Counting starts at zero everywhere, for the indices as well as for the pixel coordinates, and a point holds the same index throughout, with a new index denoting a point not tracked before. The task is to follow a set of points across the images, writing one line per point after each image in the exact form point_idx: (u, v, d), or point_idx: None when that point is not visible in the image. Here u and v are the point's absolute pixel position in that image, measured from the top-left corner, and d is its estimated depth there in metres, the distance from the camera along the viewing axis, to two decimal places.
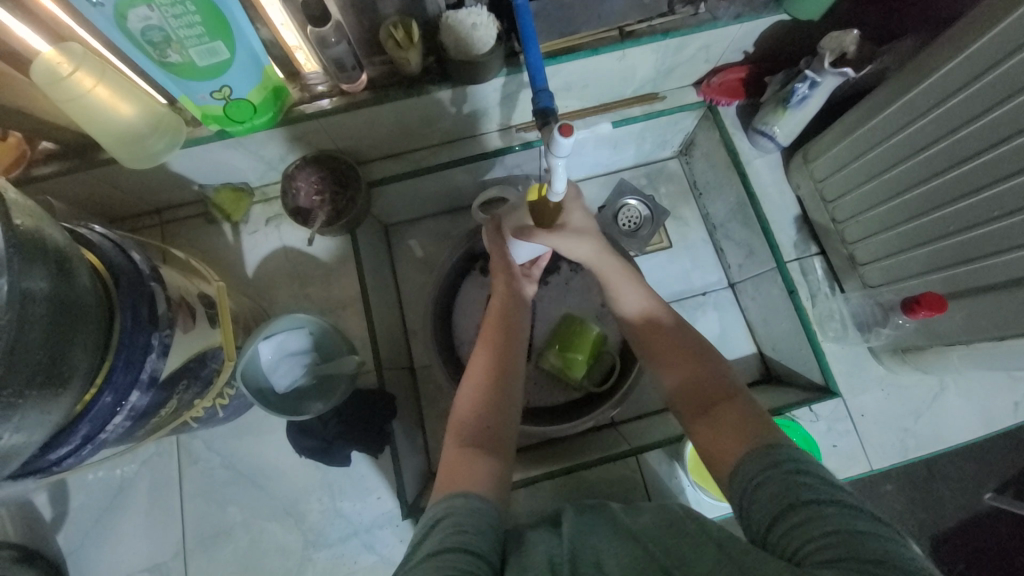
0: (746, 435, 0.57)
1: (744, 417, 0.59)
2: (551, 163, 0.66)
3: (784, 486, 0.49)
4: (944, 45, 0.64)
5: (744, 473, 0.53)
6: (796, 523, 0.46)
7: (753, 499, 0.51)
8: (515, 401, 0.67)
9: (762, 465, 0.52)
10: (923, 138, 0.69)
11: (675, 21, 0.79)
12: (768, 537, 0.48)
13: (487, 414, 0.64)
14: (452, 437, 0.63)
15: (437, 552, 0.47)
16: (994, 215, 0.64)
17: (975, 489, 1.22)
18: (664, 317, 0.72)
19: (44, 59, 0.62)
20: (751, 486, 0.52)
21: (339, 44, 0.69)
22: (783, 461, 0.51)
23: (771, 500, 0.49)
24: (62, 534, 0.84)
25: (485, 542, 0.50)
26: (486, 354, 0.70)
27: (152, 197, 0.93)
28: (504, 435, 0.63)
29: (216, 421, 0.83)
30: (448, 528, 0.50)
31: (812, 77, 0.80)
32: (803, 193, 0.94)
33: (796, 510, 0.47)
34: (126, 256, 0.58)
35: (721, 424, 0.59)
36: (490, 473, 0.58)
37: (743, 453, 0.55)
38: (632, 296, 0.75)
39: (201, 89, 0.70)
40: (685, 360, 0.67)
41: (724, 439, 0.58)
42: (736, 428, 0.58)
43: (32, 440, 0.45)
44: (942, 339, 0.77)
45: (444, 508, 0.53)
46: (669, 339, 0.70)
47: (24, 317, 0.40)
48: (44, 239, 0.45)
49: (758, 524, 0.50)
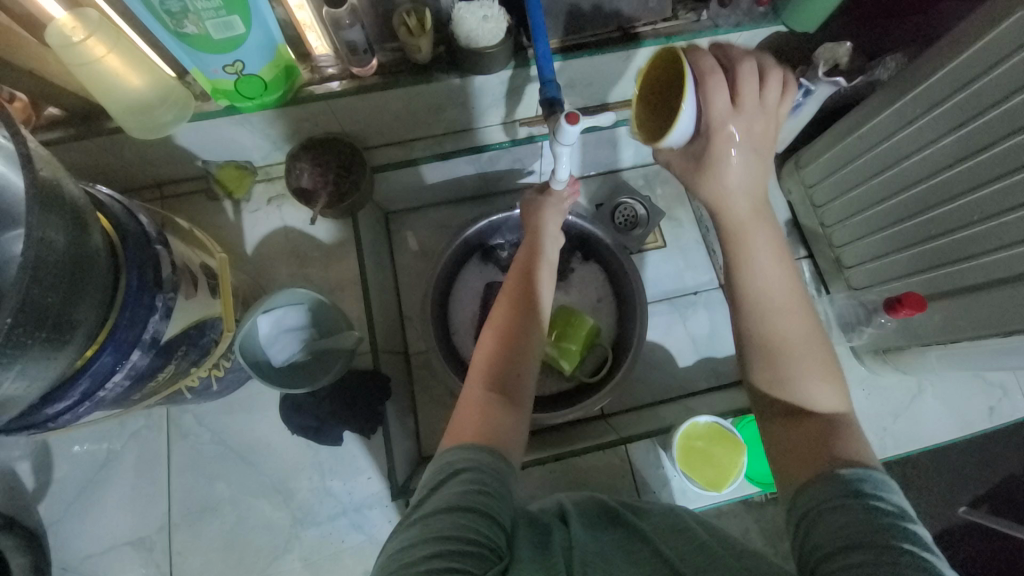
0: (810, 457, 0.55)
1: (832, 426, 0.57)
2: (555, 175, 0.74)
3: (859, 519, 0.47)
4: (931, 59, 0.67)
5: (812, 499, 0.51)
6: (859, 562, 0.44)
7: (814, 523, 0.50)
8: (531, 360, 0.66)
9: (834, 489, 0.51)
10: (909, 146, 0.73)
11: (677, 26, 0.82)
12: (821, 564, 0.47)
13: (513, 362, 0.64)
14: (477, 379, 0.63)
15: (457, 508, 0.49)
16: (974, 219, 0.67)
17: (950, 503, 1.26)
18: (795, 297, 0.61)
19: (59, 24, 0.63)
20: (817, 510, 0.50)
21: (353, 26, 0.71)
22: (861, 493, 0.49)
23: (835, 532, 0.48)
24: (44, 504, 0.83)
25: (502, 509, 0.51)
26: (493, 330, 0.67)
27: (155, 170, 0.93)
28: (527, 384, 0.64)
29: (210, 396, 0.83)
30: (466, 482, 0.52)
31: (807, 85, 0.83)
32: (794, 198, 0.98)
33: (866, 548, 0.45)
34: (134, 218, 0.59)
35: (805, 425, 0.58)
36: (511, 424, 0.60)
37: (810, 476, 0.54)
38: (770, 268, 0.61)
39: (213, 63, 0.70)
40: (798, 349, 0.60)
41: (801, 445, 0.57)
42: (821, 437, 0.56)
43: (34, 390, 0.45)
44: (920, 339, 0.80)
45: (465, 460, 0.54)
46: (792, 330, 0.60)
47: (39, 263, 0.41)
48: (60, 189, 0.45)
49: (814, 549, 0.48)
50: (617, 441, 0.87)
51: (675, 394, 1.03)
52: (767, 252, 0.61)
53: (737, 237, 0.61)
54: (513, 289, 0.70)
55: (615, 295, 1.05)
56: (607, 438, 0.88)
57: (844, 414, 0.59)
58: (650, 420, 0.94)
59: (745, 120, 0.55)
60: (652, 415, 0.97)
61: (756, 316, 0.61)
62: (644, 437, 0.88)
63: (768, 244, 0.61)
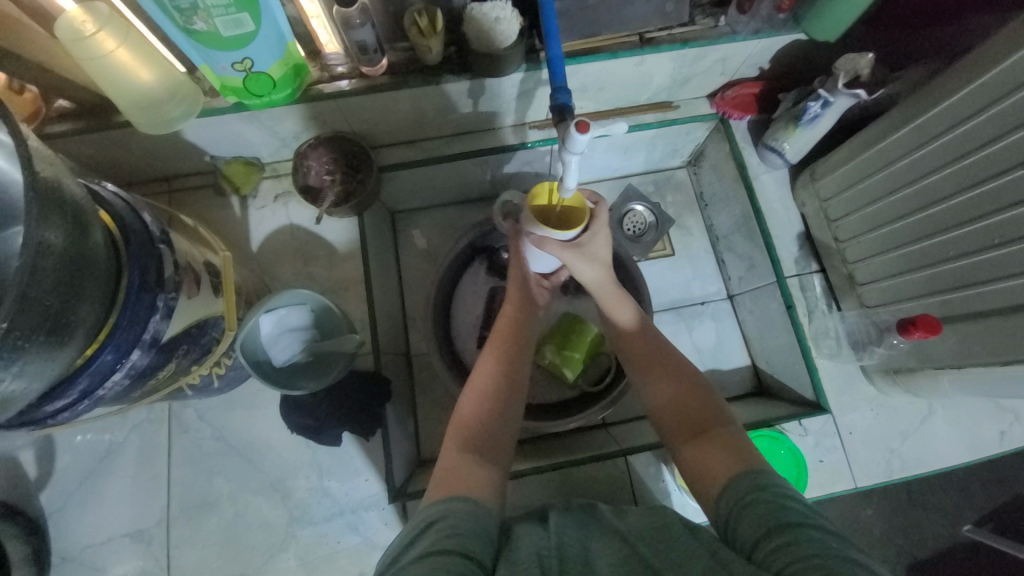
0: (730, 461, 0.57)
1: (723, 428, 0.61)
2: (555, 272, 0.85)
3: (770, 508, 0.50)
4: (956, 74, 0.65)
5: (729, 498, 0.53)
6: (782, 543, 0.46)
7: (740, 515, 0.51)
8: (513, 413, 0.65)
9: (745, 483, 0.53)
10: (929, 164, 0.71)
11: (694, 32, 0.82)
12: (753, 554, 0.48)
13: (491, 421, 0.63)
14: (452, 441, 0.62)
15: (432, 554, 0.47)
16: (994, 242, 0.65)
17: (955, 521, 1.22)
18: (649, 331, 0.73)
19: (69, 17, 0.63)
20: (737, 504, 0.52)
21: (363, 26, 0.70)
22: (770, 485, 0.52)
23: (760, 517, 0.49)
24: (46, 493, 0.84)
25: (483, 550, 0.50)
26: (478, 387, 0.66)
27: (164, 163, 0.93)
28: (504, 440, 0.63)
29: (211, 392, 0.83)
30: (442, 531, 0.50)
31: (826, 96, 0.82)
32: (808, 212, 0.95)
33: (782, 530, 0.47)
34: (138, 216, 0.59)
35: (705, 440, 0.60)
36: (486, 478, 0.58)
37: (730, 477, 0.55)
38: (624, 310, 0.75)
39: (223, 60, 0.70)
40: (654, 366, 0.69)
41: (709, 462, 0.58)
42: (710, 449, 0.59)
43: (34, 389, 0.45)
44: (933, 361, 0.78)
45: (440, 512, 0.52)
46: (652, 344, 0.71)
47: (38, 263, 0.40)
48: (61, 189, 0.45)
49: (743, 543, 0.49)
50: (617, 453, 0.84)
51: None
52: (613, 300, 0.75)
53: (602, 296, 0.76)
54: (498, 340, 0.71)
55: None
56: (608, 448, 0.87)
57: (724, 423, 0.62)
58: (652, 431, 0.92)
59: (588, 248, 0.73)
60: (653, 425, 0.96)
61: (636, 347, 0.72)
62: (643, 449, 0.84)
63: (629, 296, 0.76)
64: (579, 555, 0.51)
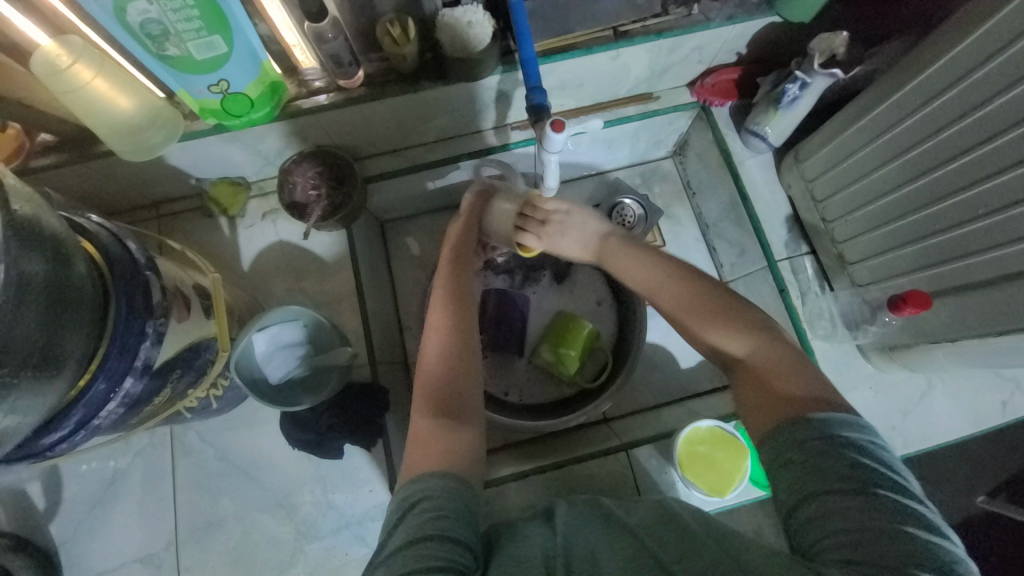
0: (774, 408, 0.58)
1: (760, 369, 0.62)
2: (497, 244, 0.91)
3: (807, 472, 0.51)
4: (931, 48, 0.65)
5: (768, 453, 0.55)
6: (816, 513, 0.49)
7: (775, 478, 0.54)
8: (474, 374, 0.65)
9: (783, 444, 0.54)
10: (908, 139, 0.71)
11: (668, 22, 0.82)
12: (790, 518, 0.51)
13: (456, 379, 0.63)
14: (420, 408, 0.62)
15: (417, 541, 0.48)
16: (978, 213, 0.65)
17: (967, 493, 1.22)
18: (670, 277, 0.72)
19: (44, 51, 0.63)
20: (776, 464, 0.54)
21: (335, 39, 0.70)
22: (810, 442, 0.52)
23: (794, 485, 0.51)
24: (54, 524, 0.84)
25: (466, 529, 0.51)
26: (434, 348, 0.66)
27: (151, 189, 0.94)
28: (470, 398, 0.63)
29: (211, 413, 0.84)
30: (426, 512, 0.51)
31: (803, 78, 0.82)
32: (795, 194, 0.94)
33: (817, 499, 0.49)
34: (122, 245, 0.59)
35: (753, 386, 0.61)
36: (464, 442, 0.59)
37: (770, 426, 0.57)
38: (637, 270, 0.75)
39: (198, 83, 0.70)
40: (700, 313, 0.68)
41: (753, 406, 0.60)
42: (757, 394, 0.60)
43: (27, 423, 0.45)
44: (928, 336, 0.78)
45: (422, 489, 0.53)
46: (677, 290, 0.70)
47: (21, 299, 0.41)
48: (42, 225, 0.45)
49: (782, 505, 0.53)
50: (619, 447, 0.86)
51: (678, 396, 1.01)
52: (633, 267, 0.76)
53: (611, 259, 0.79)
54: (448, 299, 0.69)
55: (614, 295, 1.03)
56: (609, 444, 0.88)
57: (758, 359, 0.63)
58: (653, 424, 0.93)
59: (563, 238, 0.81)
60: (653, 418, 0.96)
61: (656, 294, 0.74)
62: (645, 442, 0.87)
63: (633, 253, 0.76)
64: (583, 553, 0.52)
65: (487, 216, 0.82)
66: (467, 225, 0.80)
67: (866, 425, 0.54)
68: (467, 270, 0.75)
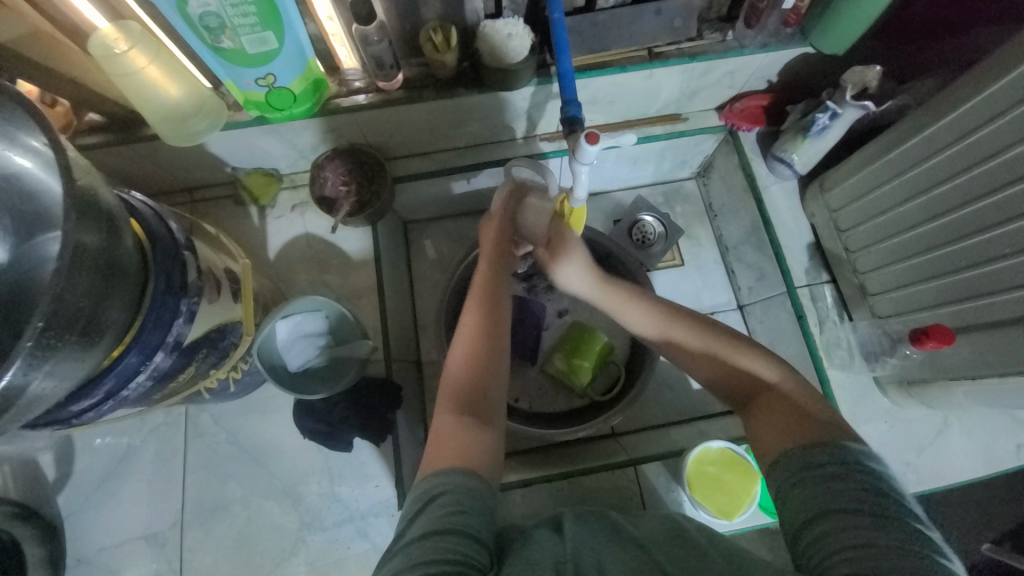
0: (795, 431, 0.58)
1: (778, 393, 0.63)
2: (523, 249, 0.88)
3: (819, 492, 0.51)
4: (964, 86, 0.66)
5: (779, 475, 0.55)
6: (826, 530, 0.48)
7: (787, 499, 0.53)
8: (500, 378, 0.65)
9: (795, 465, 0.55)
10: (938, 175, 0.72)
11: (703, 46, 0.84)
12: (798, 540, 0.50)
13: (483, 382, 0.64)
14: (444, 407, 0.62)
15: (432, 533, 0.49)
16: (1005, 252, 0.65)
17: (975, 539, 1.19)
18: (673, 321, 0.71)
19: (102, 34, 0.66)
20: (786, 485, 0.54)
21: (381, 42, 0.73)
22: (822, 465, 0.53)
23: (805, 502, 0.51)
24: (64, 495, 0.86)
25: (482, 526, 0.51)
26: (463, 349, 0.66)
27: (188, 175, 0.97)
28: (494, 402, 0.64)
29: (227, 397, 0.85)
30: (445, 506, 0.52)
31: (834, 108, 0.83)
32: (818, 222, 0.94)
33: (828, 517, 0.49)
34: (164, 224, 0.61)
35: (773, 409, 0.61)
36: (486, 446, 0.59)
37: (792, 446, 0.56)
38: (635, 316, 0.74)
39: (246, 75, 0.73)
40: (726, 337, 0.68)
41: (770, 428, 0.60)
42: (779, 416, 0.60)
43: (63, 388, 0.47)
44: (948, 373, 0.78)
45: (441, 485, 0.54)
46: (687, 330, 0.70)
47: (74, 266, 0.43)
48: (96, 198, 0.48)
49: (790, 527, 0.52)
50: (628, 461, 0.86)
51: (689, 415, 1.00)
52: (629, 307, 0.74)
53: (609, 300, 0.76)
54: (482, 300, 0.69)
55: None
56: (618, 457, 0.88)
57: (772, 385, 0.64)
58: (662, 441, 0.93)
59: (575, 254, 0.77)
60: (663, 436, 0.96)
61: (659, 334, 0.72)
62: (654, 459, 0.87)
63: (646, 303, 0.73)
64: (591, 562, 0.52)
65: (517, 214, 0.79)
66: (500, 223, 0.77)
67: (881, 460, 0.55)
68: (505, 271, 0.74)
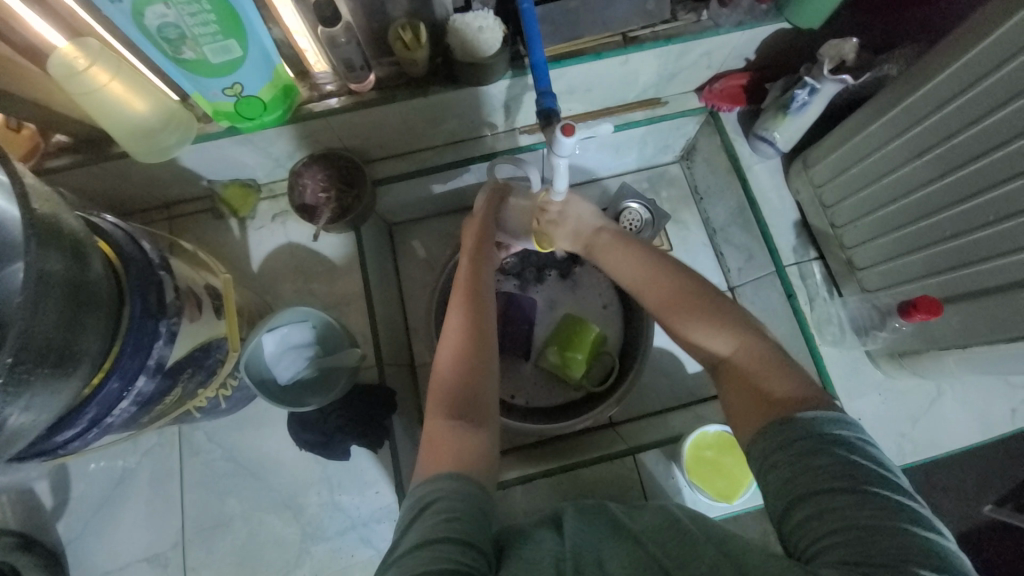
0: (761, 405, 0.58)
1: (740, 364, 0.63)
2: (507, 241, 0.96)
3: (797, 472, 0.50)
4: (941, 55, 0.65)
5: (756, 452, 0.55)
6: (808, 515, 0.48)
7: (767, 479, 0.53)
8: (490, 374, 0.65)
9: (770, 443, 0.54)
10: (920, 144, 0.71)
11: (678, 28, 0.82)
12: (783, 523, 0.50)
13: (471, 380, 0.64)
14: (437, 412, 0.62)
15: (429, 542, 0.48)
16: (991, 218, 0.65)
17: (975, 502, 1.21)
18: (654, 274, 0.73)
19: (61, 53, 0.64)
20: (764, 465, 0.54)
21: (349, 44, 0.71)
22: (796, 441, 0.52)
23: (785, 485, 0.51)
24: (62, 522, 0.85)
25: (478, 532, 0.50)
26: (450, 350, 0.66)
27: (163, 191, 0.95)
28: (488, 401, 0.64)
29: (219, 413, 0.84)
30: (441, 513, 0.51)
31: (812, 84, 0.82)
32: (803, 199, 0.94)
33: (809, 500, 0.48)
34: (138, 246, 0.60)
35: (740, 384, 0.61)
36: (479, 445, 0.59)
37: (760, 424, 0.56)
38: (623, 264, 0.78)
39: (213, 86, 0.71)
40: (687, 307, 0.69)
41: (740, 405, 0.60)
42: (747, 392, 0.60)
43: (43, 421, 0.46)
44: (939, 342, 0.78)
45: (434, 491, 0.53)
46: (665, 283, 0.72)
47: (40, 297, 0.42)
48: (60, 224, 0.46)
49: (774, 509, 0.51)
50: (626, 450, 0.87)
51: (685, 400, 1.00)
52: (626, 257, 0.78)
53: (602, 247, 0.81)
54: (467, 298, 0.70)
55: (621, 299, 1.03)
56: (617, 447, 0.88)
57: (734, 355, 0.64)
58: (660, 428, 0.93)
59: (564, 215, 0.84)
60: (661, 422, 0.96)
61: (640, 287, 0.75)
62: (652, 446, 0.87)
63: (627, 249, 0.78)
64: (591, 558, 0.52)
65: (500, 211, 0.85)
66: (482, 222, 0.82)
67: (853, 421, 0.54)
68: (484, 269, 0.76)
